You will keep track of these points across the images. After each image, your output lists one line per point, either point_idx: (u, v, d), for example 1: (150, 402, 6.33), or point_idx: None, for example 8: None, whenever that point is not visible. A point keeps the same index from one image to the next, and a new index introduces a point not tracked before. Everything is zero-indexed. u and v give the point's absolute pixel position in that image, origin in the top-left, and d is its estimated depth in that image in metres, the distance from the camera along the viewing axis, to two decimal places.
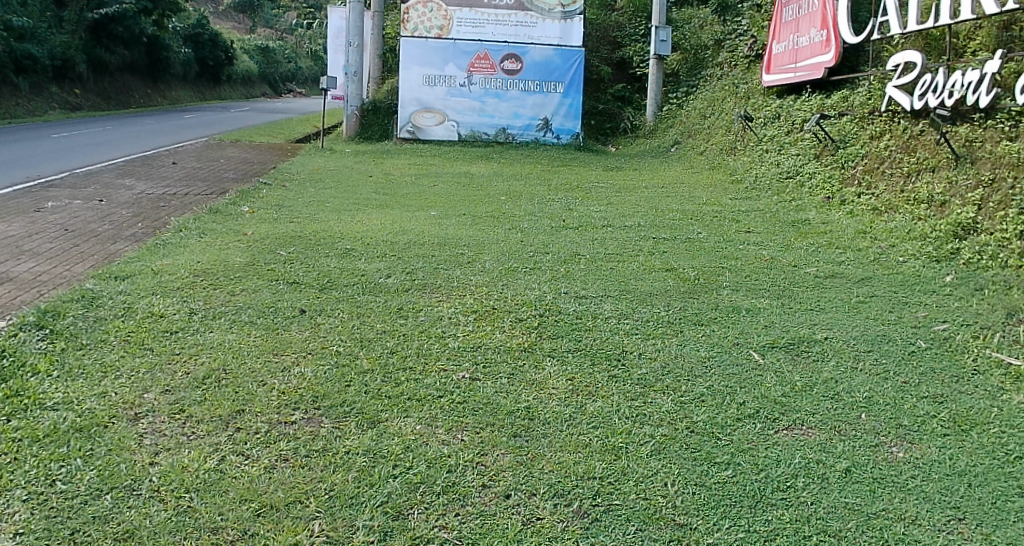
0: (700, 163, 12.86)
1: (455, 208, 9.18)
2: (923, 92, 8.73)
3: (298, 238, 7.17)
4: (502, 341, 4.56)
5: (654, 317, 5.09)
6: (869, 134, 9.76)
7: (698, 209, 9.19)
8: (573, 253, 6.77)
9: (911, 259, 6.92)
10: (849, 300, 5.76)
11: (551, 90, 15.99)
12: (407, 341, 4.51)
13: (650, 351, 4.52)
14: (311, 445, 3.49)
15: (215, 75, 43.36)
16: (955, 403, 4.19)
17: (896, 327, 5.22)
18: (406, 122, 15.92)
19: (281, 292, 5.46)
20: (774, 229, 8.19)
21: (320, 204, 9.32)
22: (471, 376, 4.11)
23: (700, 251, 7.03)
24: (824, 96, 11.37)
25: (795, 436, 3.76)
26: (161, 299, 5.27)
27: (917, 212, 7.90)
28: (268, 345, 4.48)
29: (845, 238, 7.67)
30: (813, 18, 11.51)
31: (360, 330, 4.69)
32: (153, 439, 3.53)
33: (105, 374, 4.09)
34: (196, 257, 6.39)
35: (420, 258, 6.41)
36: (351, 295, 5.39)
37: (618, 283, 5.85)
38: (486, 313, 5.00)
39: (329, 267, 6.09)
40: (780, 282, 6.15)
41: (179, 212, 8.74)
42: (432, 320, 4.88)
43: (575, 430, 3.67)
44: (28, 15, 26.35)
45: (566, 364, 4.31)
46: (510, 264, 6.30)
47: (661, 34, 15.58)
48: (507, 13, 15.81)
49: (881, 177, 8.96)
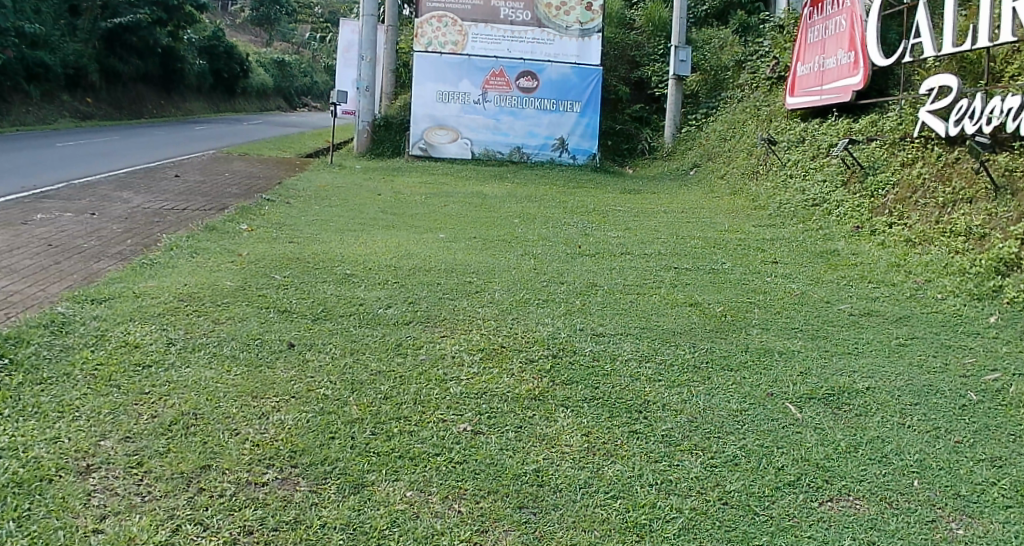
0: (720, 187, 12.38)
1: (465, 230, 8.75)
2: (959, 118, 8.28)
3: (295, 261, 6.74)
4: (509, 387, 4.07)
5: (679, 360, 4.61)
6: (900, 160, 9.30)
7: (719, 238, 8.75)
8: (589, 283, 6.32)
9: (950, 296, 6.46)
10: (887, 343, 5.32)
11: (567, 110, 15.59)
12: (404, 385, 4.00)
13: (675, 402, 4.03)
14: (281, 515, 3.01)
15: (229, 87, 43.29)
16: (1017, 468, 3.70)
17: (942, 376, 4.73)
18: (418, 138, 15.54)
19: (270, 322, 5.03)
20: (801, 260, 7.75)
21: (323, 223, 8.91)
22: (473, 429, 3.62)
23: (725, 284, 6.57)
24: (852, 120, 10.94)
25: (842, 510, 3.26)
26: (139, 327, 4.90)
27: (954, 244, 7.43)
28: (247, 386, 4.01)
29: (878, 272, 7.23)
30: (841, 39, 11.06)
31: (353, 370, 4.20)
32: (102, 499, 3.09)
33: (62, 416, 3.67)
34: (185, 279, 6.00)
35: (424, 286, 5.96)
36: (347, 328, 4.93)
37: (638, 319, 5.37)
38: (494, 353, 4.54)
39: (325, 294, 5.65)
40: (814, 320, 5.71)
41: (174, 228, 8.33)
42: (433, 360, 4.39)
43: (590, 501, 3.18)
44: (42, 23, 26.21)
45: (581, 415, 3.83)
46: (522, 295, 5.85)
47: (681, 54, 15.22)
48: (524, 29, 15.42)
49: (913, 207, 8.48)
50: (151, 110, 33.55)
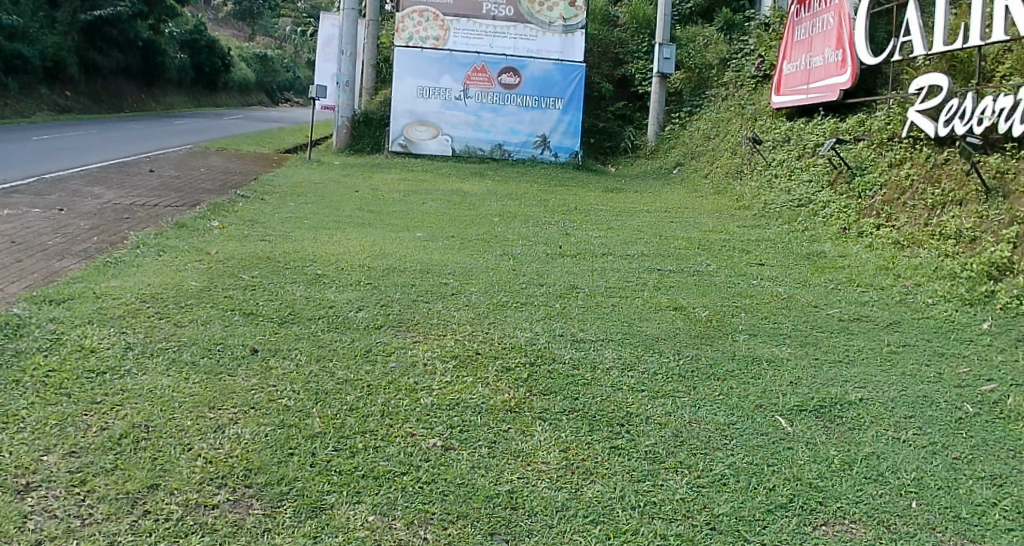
0: (704, 187, 12.19)
1: (443, 229, 8.51)
2: (949, 118, 8.11)
3: (265, 260, 6.47)
4: (484, 398, 3.83)
5: (663, 369, 4.39)
6: (888, 161, 9.14)
7: (704, 238, 8.55)
8: (570, 285, 6.10)
9: (941, 301, 6.28)
10: (878, 350, 5.12)
11: (549, 106, 15.35)
12: (371, 396, 3.76)
13: (659, 415, 3.82)
14: (230, 542, 2.77)
15: (210, 81, 42.80)
16: (1020, 488, 3.50)
17: (937, 386, 4.54)
18: (398, 134, 15.29)
19: (234, 325, 4.76)
20: (787, 262, 7.56)
21: (298, 220, 8.65)
22: (444, 444, 3.38)
23: (711, 287, 6.37)
24: (838, 120, 10.78)
25: (837, 535, 3.06)
26: (97, 330, 4.63)
27: (943, 248, 7.27)
28: (204, 396, 3.74)
29: (866, 275, 7.05)
30: (828, 37, 10.89)
31: (318, 379, 3.95)
32: (38, 522, 2.84)
33: (5, 428, 3.41)
34: (149, 279, 5.74)
35: (398, 288, 5.73)
36: (314, 332, 4.68)
37: (620, 324, 5.15)
38: (468, 360, 4.30)
39: (294, 296, 5.39)
40: (802, 326, 5.51)
41: (143, 225, 8.05)
42: (404, 368, 4.15)
43: (568, 527, 2.95)
44: (19, 14, 25.75)
45: (560, 429, 3.60)
46: (501, 298, 5.62)
47: (665, 51, 15.02)
48: (507, 25, 15.16)
49: (902, 209, 8.31)
50: (130, 103, 33.05)
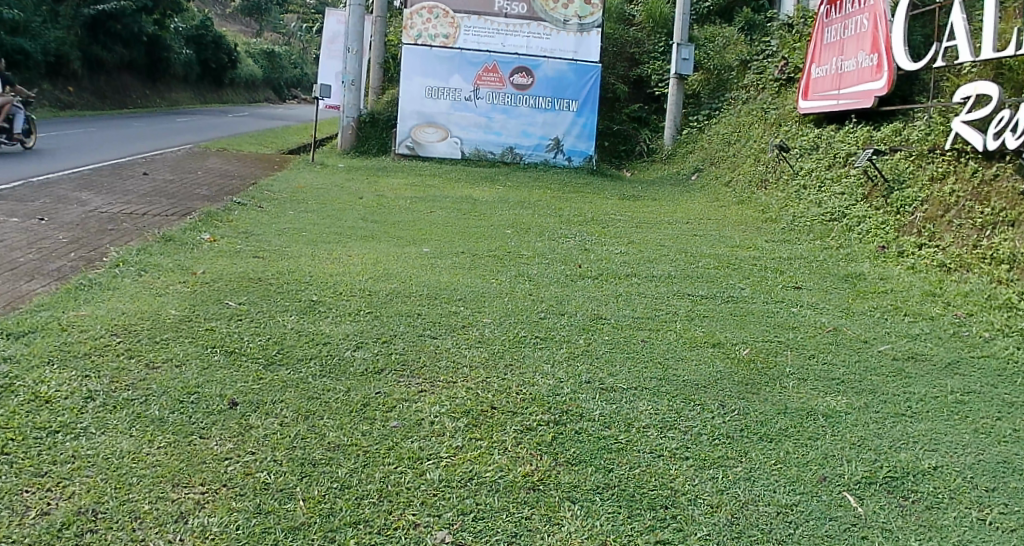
0: (726, 196, 11.57)
1: (452, 244, 7.90)
2: (999, 130, 7.50)
3: (255, 282, 5.87)
4: (501, 471, 3.28)
5: (708, 429, 3.79)
6: (929, 175, 8.48)
7: (732, 256, 7.92)
8: (594, 315, 5.49)
9: (999, 335, 5.67)
10: (942, 399, 4.49)
11: (563, 108, 14.75)
12: (369, 470, 3.21)
13: (709, 492, 3.27)
14: None
15: (217, 78, 42.31)
16: None
17: (1017, 449, 3.91)
18: (405, 136, 14.70)
19: (212, 367, 4.15)
20: (826, 285, 6.95)
21: (296, 232, 8.06)
22: (454, 540, 2.91)
23: (748, 317, 5.75)
24: (872, 128, 10.13)
25: None
26: (56, 372, 4.00)
27: (996, 274, 6.64)
28: (169, 467, 3.17)
29: (912, 301, 6.42)
30: (862, 40, 10.26)
31: (305, 445, 3.36)
32: None
33: None
34: (124, 306, 5.14)
35: (402, 319, 5.12)
36: (303, 378, 4.07)
37: (653, 367, 4.54)
38: (482, 418, 3.70)
39: (284, 329, 4.80)
40: (854, 367, 4.90)
41: (128, 238, 7.47)
42: (407, 428, 3.55)
43: None
44: (22, 10, 25.27)
45: (593, 515, 3.08)
46: (517, 332, 5.00)
47: (683, 52, 14.33)
48: (520, 23, 14.57)
49: (946, 228, 7.69)
50: (136, 99, 32.46)
